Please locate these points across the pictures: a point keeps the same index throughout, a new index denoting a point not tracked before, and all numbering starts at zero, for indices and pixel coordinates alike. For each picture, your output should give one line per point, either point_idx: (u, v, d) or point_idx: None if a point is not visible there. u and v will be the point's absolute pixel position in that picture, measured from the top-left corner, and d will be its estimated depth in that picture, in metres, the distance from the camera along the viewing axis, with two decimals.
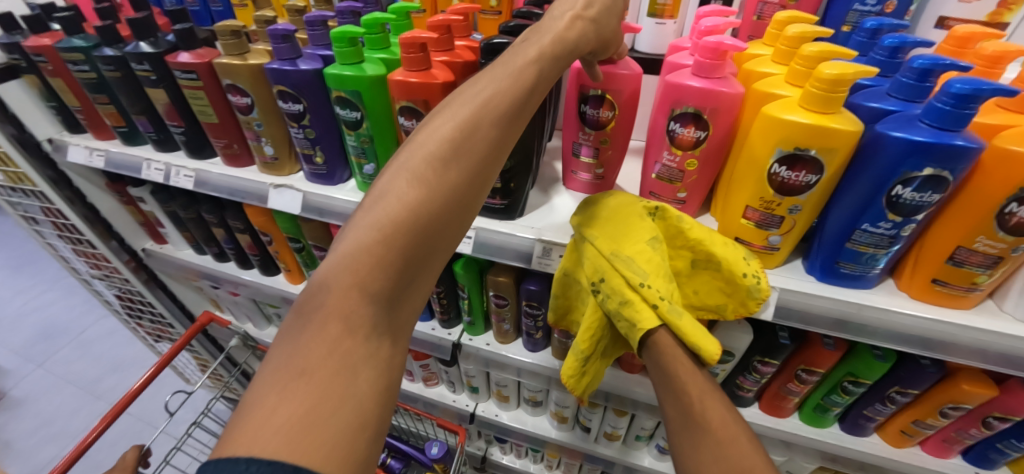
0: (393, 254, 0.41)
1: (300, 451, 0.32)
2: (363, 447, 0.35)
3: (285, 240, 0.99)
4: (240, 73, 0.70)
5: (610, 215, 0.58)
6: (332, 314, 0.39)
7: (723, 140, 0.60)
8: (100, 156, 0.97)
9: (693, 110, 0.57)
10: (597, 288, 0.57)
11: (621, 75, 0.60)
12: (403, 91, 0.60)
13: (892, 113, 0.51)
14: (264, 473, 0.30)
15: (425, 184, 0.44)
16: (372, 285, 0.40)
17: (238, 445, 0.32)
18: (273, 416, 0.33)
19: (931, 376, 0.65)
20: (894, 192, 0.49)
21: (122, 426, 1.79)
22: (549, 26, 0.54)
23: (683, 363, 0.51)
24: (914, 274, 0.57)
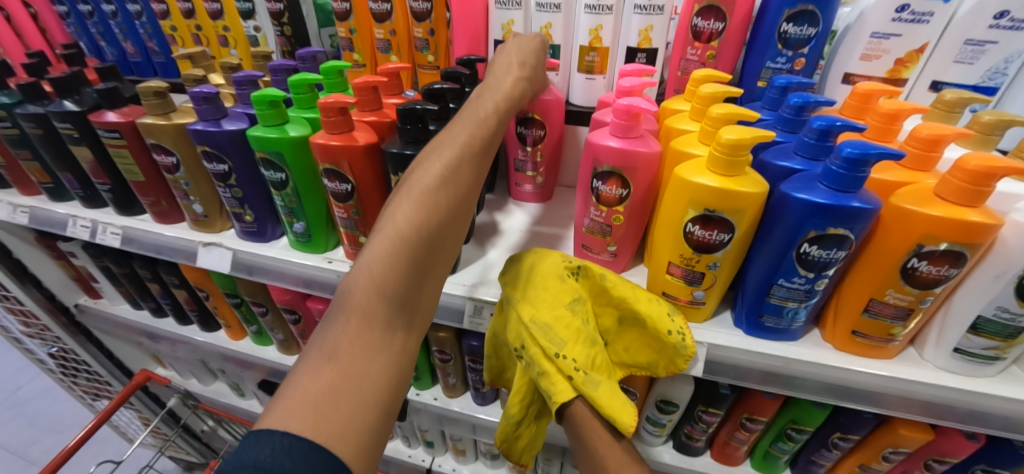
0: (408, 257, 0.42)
1: (324, 426, 0.33)
2: (376, 424, 0.36)
3: (223, 296, 0.95)
4: (164, 132, 0.68)
5: (533, 279, 0.61)
6: (353, 311, 0.40)
7: (646, 196, 0.61)
8: (25, 213, 0.92)
9: (613, 169, 0.58)
10: (520, 353, 0.61)
11: (546, 100, 0.72)
12: (325, 154, 0.59)
13: (798, 171, 0.52)
14: (292, 442, 0.31)
15: (433, 190, 0.45)
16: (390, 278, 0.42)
17: (272, 418, 0.33)
18: (304, 395, 0.34)
19: (869, 422, 0.65)
20: (803, 249, 0.50)
21: None
22: (496, 84, 0.56)
23: (600, 435, 0.57)
24: (836, 325, 0.57)
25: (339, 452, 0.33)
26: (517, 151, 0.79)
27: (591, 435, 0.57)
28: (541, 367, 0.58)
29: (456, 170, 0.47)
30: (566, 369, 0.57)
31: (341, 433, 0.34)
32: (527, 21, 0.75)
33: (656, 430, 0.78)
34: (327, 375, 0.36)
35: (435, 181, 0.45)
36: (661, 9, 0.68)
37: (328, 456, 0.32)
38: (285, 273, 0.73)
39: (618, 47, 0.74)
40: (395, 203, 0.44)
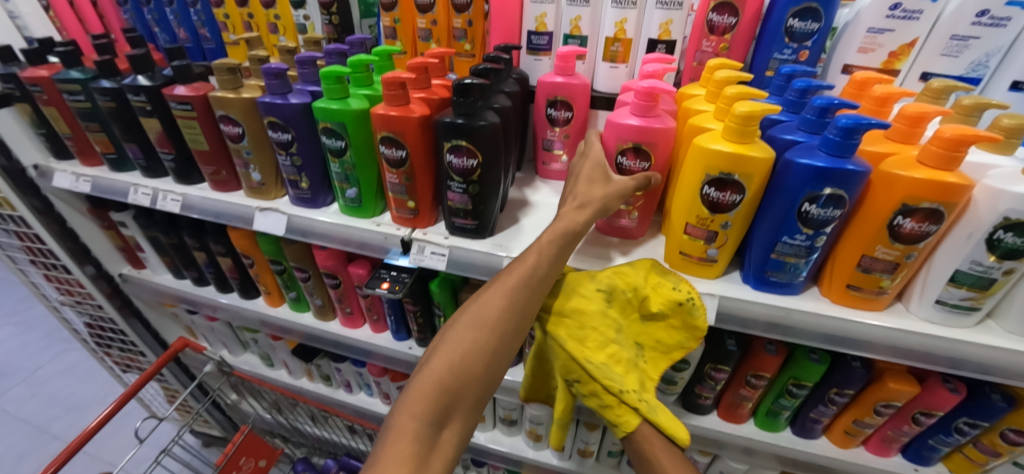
0: (456, 367, 0.54)
1: None
2: None
3: (266, 263, 1.02)
4: (233, 105, 0.76)
5: (573, 314, 0.67)
6: (409, 411, 0.51)
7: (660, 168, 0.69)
8: (87, 181, 0.99)
9: (635, 144, 0.66)
10: (574, 378, 0.70)
11: (574, 84, 0.80)
12: (384, 123, 0.67)
13: (799, 143, 0.60)
14: None
15: (480, 329, 0.55)
16: (431, 407, 0.52)
17: None
18: None
19: (861, 376, 0.72)
20: (804, 209, 0.57)
21: (77, 465, 1.71)
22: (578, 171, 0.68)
23: (661, 453, 0.64)
24: (832, 281, 0.64)
25: None
26: (546, 131, 0.86)
27: (653, 454, 0.65)
28: (598, 396, 0.68)
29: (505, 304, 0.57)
30: (627, 402, 0.66)
31: None
32: (559, 14, 0.83)
33: (668, 389, 0.85)
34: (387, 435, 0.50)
35: (480, 318, 0.56)
36: (680, 5, 0.77)
37: None
38: (336, 236, 0.80)
39: (640, 39, 0.82)
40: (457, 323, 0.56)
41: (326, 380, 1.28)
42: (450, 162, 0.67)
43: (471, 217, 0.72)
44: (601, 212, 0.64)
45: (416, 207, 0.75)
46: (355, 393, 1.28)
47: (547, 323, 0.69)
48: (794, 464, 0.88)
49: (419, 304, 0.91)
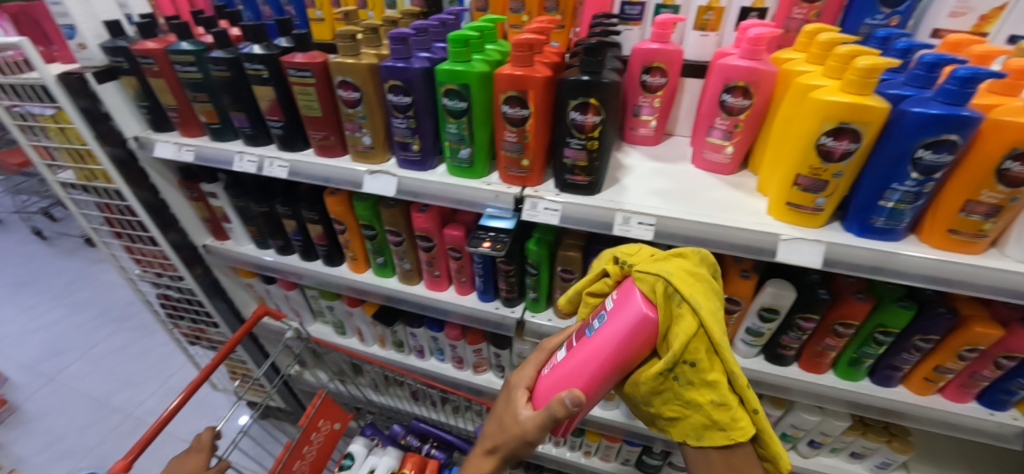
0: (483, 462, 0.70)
1: None
2: None
3: (358, 228, 1.08)
4: (356, 69, 0.81)
5: (699, 279, 0.57)
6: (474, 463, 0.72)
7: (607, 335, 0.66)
8: (190, 151, 1.05)
9: (740, 84, 0.77)
10: (693, 360, 0.54)
11: (667, 50, 0.83)
12: (510, 82, 0.72)
13: (908, 96, 0.65)
14: None
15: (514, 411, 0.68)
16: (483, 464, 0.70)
17: None
18: None
19: (947, 320, 0.77)
20: (918, 155, 0.62)
21: (159, 447, 1.75)
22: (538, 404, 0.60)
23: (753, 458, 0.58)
24: (932, 228, 0.69)
25: None
26: (638, 97, 0.90)
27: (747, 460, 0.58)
28: (720, 387, 0.55)
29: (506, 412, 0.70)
30: (749, 404, 0.56)
31: None
32: None
33: (753, 340, 0.91)
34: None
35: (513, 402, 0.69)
36: None
37: None
38: (447, 195, 0.85)
39: (730, 8, 0.86)
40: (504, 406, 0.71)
41: (398, 346, 1.34)
42: (573, 119, 0.72)
43: (585, 174, 0.77)
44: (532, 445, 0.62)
45: (529, 166, 0.80)
46: (426, 359, 1.35)
47: (671, 276, 0.54)
48: (857, 405, 0.92)
49: (514, 264, 0.96)
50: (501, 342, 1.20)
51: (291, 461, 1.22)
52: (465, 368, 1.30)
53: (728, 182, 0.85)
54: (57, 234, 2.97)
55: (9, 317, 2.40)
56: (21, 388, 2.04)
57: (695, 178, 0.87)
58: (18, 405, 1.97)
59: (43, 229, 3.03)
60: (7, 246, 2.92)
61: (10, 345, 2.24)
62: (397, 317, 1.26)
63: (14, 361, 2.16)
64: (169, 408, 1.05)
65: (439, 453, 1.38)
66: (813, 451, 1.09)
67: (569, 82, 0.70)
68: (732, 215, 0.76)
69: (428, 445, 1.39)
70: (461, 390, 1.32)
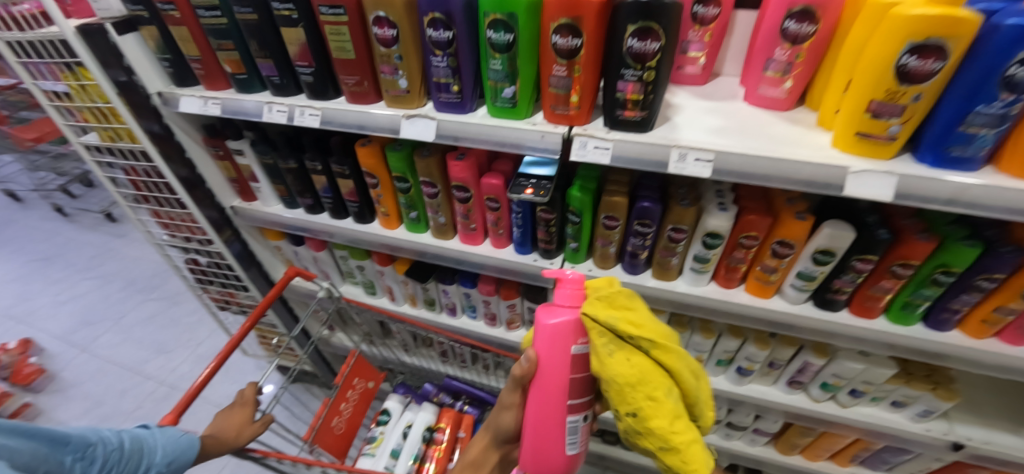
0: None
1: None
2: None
3: (390, 182, 1.05)
4: (392, 4, 0.76)
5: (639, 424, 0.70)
6: (478, 445, 0.86)
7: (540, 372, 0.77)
8: (216, 104, 1.02)
9: (807, 7, 0.71)
10: None
11: None
12: (563, 8, 0.67)
13: (999, 9, 0.60)
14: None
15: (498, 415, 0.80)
16: (489, 449, 0.84)
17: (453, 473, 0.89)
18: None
19: (1016, 258, 0.74)
20: (1010, 72, 0.58)
21: (196, 413, 1.79)
22: (501, 407, 0.79)
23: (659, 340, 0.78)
24: (1014, 156, 0.65)
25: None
26: (688, 31, 0.85)
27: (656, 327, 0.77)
28: None
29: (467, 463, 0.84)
30: None
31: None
32: None
33: (804, 285, 0.89)
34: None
35: (498, 413, 0.80)
36: None
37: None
38: (490, 138, 0.82)
39: None
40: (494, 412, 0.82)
41: (430, 304, 1.33)
42: (629, 47, 0.68)
43: (639, 109, 0.73)
44: (499, 415, 0.80)
45: (577, 103, 0.76)
46: (458, 317, 1.35)
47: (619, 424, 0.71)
48: (900, 349, 0.91)
49: (555, 212, 0.93)
50: (535, 297, 1.18)
51: (329, 417, 1.23)
52: (497, 324, 1.29)
53: (784, 118, 0.81)
54: (77, 210, 3.00)
55: (42, 290, 2.46)
56: (57, 357, 2.10)
57: (748, 114, 0.83)
58: (55, 374, 2.03)
59: (64, 206, 3.05)
60: (30, 223, 2.95)
61: (42, 317, 2.31)
62: (430, 274, 1.24)
63: (49, 332, 2.22)
64: (202, 376, 1.03)
65: (472, 409, 1.39)
66: (853, 400, 1.08)
67: (628, 5, 0.65)
68: (792, 149, 0.72)
69: (461, 402, 1.40)
70: (494, 347, 1.33)
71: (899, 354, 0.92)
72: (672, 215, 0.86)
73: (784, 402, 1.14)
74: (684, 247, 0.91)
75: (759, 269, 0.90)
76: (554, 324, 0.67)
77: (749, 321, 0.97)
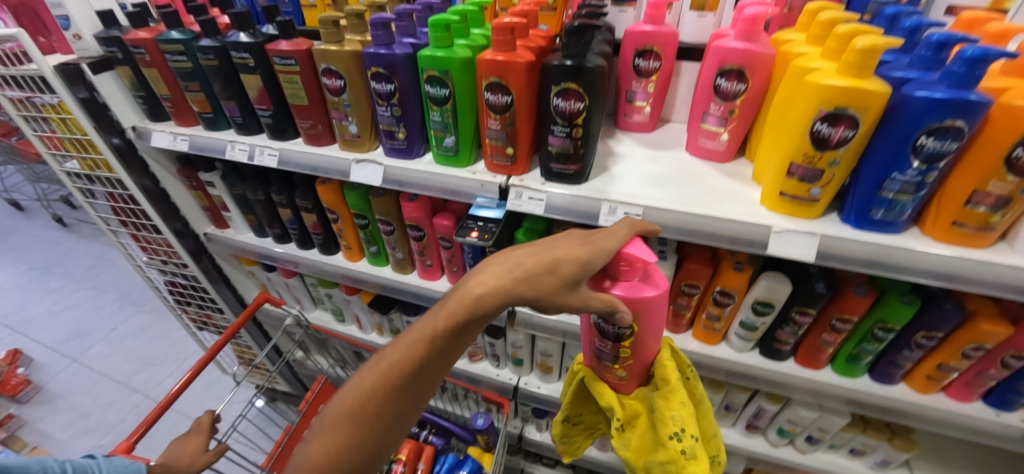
0: (360, 429, 0.53)
1: (385, 373, 0.54)
2: (407, 386, 0.54)
3: (350, 217, 1.08)
4: (339, 57, 0.79)
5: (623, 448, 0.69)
6: (450, 312, 0.53)
7: (591, 331, 0.68)
8: (184, 140, 1.06)
9: (737, 67, 0.73)
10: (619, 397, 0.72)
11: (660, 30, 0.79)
12: (492, 68, 0.69)
13: (913, 79, 0.61)
14: (379, 371, 0.54)
15: (504, 282, 0.54)
16: (461, 326, 0.53)
17: (394, 355, 0.55)
18: (378, 370, 0.55)
19: (953, 318, 0.73)
20: (920, 143, 0.58)
21: (165, 422, 1.82)
22: (516, 272, 0.55)
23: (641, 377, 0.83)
24: (936, 220, 0.65)
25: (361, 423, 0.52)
26: (631, 82, 0.87)
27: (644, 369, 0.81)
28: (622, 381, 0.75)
29: (469, 305, 0.53)
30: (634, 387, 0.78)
31: (395, 371, 0.54)
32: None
33: (747, 334, 0.89)
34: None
35: (513, 280, 0.54)
36: None
37: (396, 382, 0.53)
38: (433, 185, 0.84)
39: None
40: (490, 267, 0.55)
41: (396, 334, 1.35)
42: (556, 106, 0.70)
43: (572, 162, 0.75)
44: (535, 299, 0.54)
45: (514, 154, 0.78)
46: None
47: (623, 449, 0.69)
48: (862, 405, 0.88)
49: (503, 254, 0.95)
50: (495, 332, 1.19)
51: (289, 445, 1.23)
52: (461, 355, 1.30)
53: (723, 171, 0.82)
54: (78, 221, 3.09)
55: (38, 299, 2.52)
56: (47, 368, 2.14)
57: (688, 165, 0.84)
58: (44, 384, 2.07)
59: (65, 217, 3.13)
60: (32, 232, 3.04)
61: (36, 327, 2.36)
62: (393, 305, 1.26)
63: (40, 343, 2.27)
64: (177, 387, 1.08)
65: (436, 439, 1.38)
66: (811, 446, 1.06)
67: (551, 69, 0.67)
68: (721, 204, 0.73)
69: (426, 432, 1.40)
70: (460, 379, 1.34)
71: (860, 410, 0.89)
72: None
73: (742, 446, 1.13)
74: None
75: (704, 316, 0.91)
76: (651, 296, 0.60)
77: (703, 367, 0.96)
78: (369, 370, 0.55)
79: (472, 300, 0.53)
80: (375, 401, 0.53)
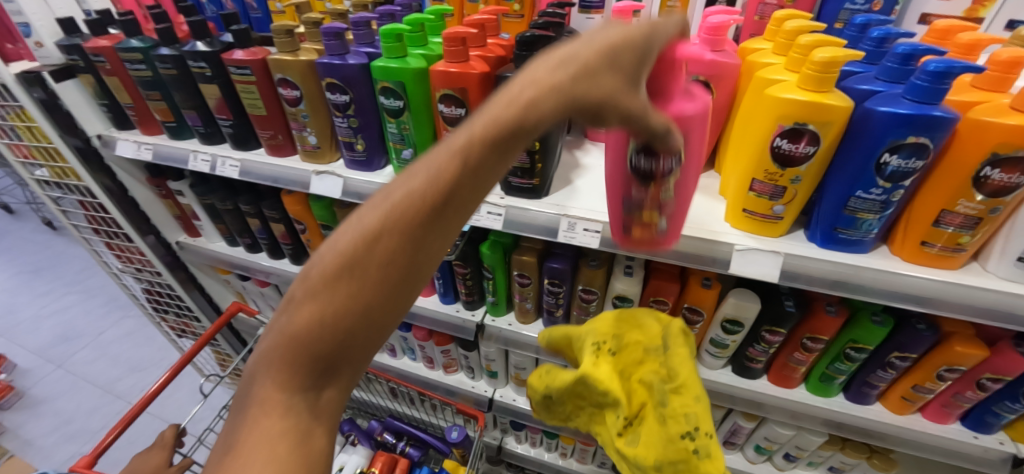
0: (350, 302, 0.37)
1: (343, 257, 0.37)
2: (369, 283, 0.36)
3: (318, 228, 1.05)
4: (293, 67, 0.77)
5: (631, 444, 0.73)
6: (460, 143, 0.37)
7: (622, 178, 0.59)
8: (148, 149, 1.04)
9: (701, 78, 0.70)
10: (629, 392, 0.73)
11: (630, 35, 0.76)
12: (444, 80, 0.67)
13: (878, 92, 0.58)
14: (335, 252, 0.37)
15: (541, 88, 0.37)
16: (472, 160, 0.37)
17: (361, 221, 0.37)
18: (336, 249, 0.37)
19: (927, 339, 0.70)
20: (883, 160, 0.56)
21: (140, 425, 1.81)
22: (541, 71, 0.38)
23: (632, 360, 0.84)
24: (905, 239, 0.62)
25: (305, 315, 0.37)
26: None
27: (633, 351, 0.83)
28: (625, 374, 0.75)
29: (523, 106, 0.36)
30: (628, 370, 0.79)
31: (360, 250, 0.36)
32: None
33: (718, 352, 0.86)
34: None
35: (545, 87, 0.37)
36: None
37: (360, 265, 0.36)
38: None
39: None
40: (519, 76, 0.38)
41: None
42: None
43: (530, 176, 0.72)
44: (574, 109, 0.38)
45: None
46: (399, 357, 1.34)
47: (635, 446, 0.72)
48: (840, 426, 0.86)
49: (469, 267, 0.93)
50: (468, 344, 1.16)
51: None
52: (436, 367, 1.27)
53: (690, 184, 0.79)
54: None
55: (25, 303, 2.52)
56: (32, 374, 2.13)
57: None
58: (27, 390, 2.06)
59: (55, 219, 3.13)
60: (22, 235, 3.03)
61: (23, 331, 2.35)
62: None
63: (25, 348, 2.26)
64: (154, 389, 1.09)
65: (413, 450, 1.36)
66: (789, 463, 1.04)
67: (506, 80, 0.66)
68: (684, 220, 0.70)
69: (403, 443, 1.38)
70: (436, 391, 1.31)
71: (839, 431, 0.87)
72: (582, 276, 0.85)
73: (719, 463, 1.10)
74: (598, 307, 0.89)
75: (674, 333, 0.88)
76: (693, 113, 0.53)
77: None
78: (372, 207, 0.38)
79: (522, 105, 0.37)
80: (385, 243, 0.36)
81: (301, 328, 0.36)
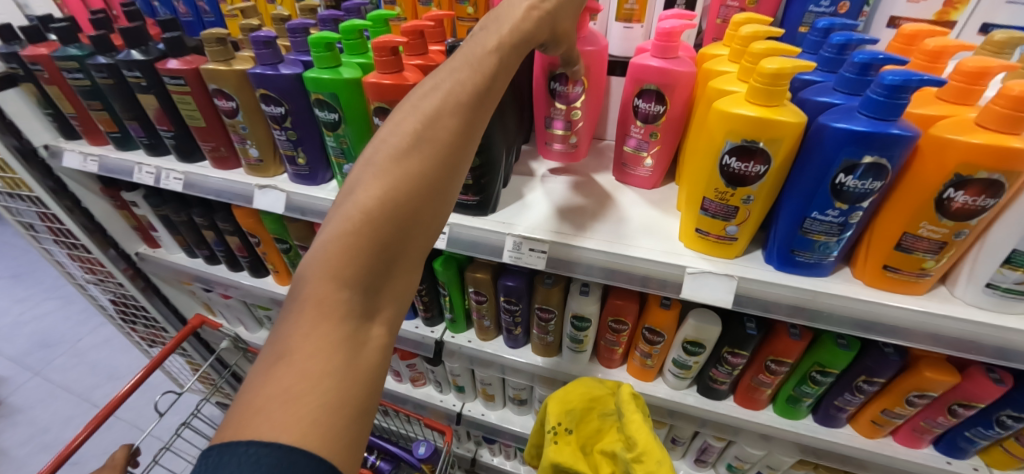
0: (412, 181, 0.38)
1: (390, 155, 0.39)
2: (420, 173, 0.39)
3: (272, 241, 1.02)
4: (226, 77, 0.73)
5: None
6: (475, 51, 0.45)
7: (543, 97, 0.75)
8: (94, 161, 1.00)
9: (655, 88, 0.66)
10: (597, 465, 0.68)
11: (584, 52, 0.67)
12: (377, 93, 0.63)
13: (836, 105, 0.53)
14: (383, 148, 0.39)
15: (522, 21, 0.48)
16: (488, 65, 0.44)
17: (400, 121, 0.41)
18: (382, 147, 0.39)
19: (895, 364, 0.66)
20: (838, 181, 0.51)
21: (113, 431, 1.79)
22: (507, 13, 0.48)
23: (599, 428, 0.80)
24: (866, 261, 0.58)
25: (364, 202, 0.37)
26: (548, 108, 0.75)
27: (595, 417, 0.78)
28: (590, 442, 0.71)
29: (527, 34, 0.47)
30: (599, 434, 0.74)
31: (408, 144, 0.39)
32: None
33: (681, 373, 0.82)
34: (262, 434, 0.29)
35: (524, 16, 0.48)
36: None
37: (408, 159, 0.39)
38: None
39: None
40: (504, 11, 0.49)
41: None
42: None
43: (471, 193, 0.68)
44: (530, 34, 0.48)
45: None
46: None
47: None
48: (811, 451, 0.83)
49: (424, 284, 0.89)
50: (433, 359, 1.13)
51: None
52: (404, 380, 1.24)
53: (648, 199, 0.75)
54: None
55: (5, 309, 2.49)
56: (9, 381, 2.11)
57: (612, 192, 0.77)
58: (4, 399, 2.04)
59: None
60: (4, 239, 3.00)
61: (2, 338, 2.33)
62: None
63: (3, 355, 2.24)
64: (119, 395, 1.07)
65: (384, 464, 1.32)
66: None
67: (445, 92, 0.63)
68: (636, 239, 0.66)
69: (373, 457, 1.34)
70: (405, 405, 1.27)
71: (811, 457, 0.84)
72: (537, 294, 0.81)
73: None
74: (557, 325, 0.85)
75: (636, 352, 0.84)
76: (592, 52, 0.67)
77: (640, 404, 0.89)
78: (407, 109, 0.42)
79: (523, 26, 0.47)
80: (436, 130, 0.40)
81: (362, 208, 0.36)
